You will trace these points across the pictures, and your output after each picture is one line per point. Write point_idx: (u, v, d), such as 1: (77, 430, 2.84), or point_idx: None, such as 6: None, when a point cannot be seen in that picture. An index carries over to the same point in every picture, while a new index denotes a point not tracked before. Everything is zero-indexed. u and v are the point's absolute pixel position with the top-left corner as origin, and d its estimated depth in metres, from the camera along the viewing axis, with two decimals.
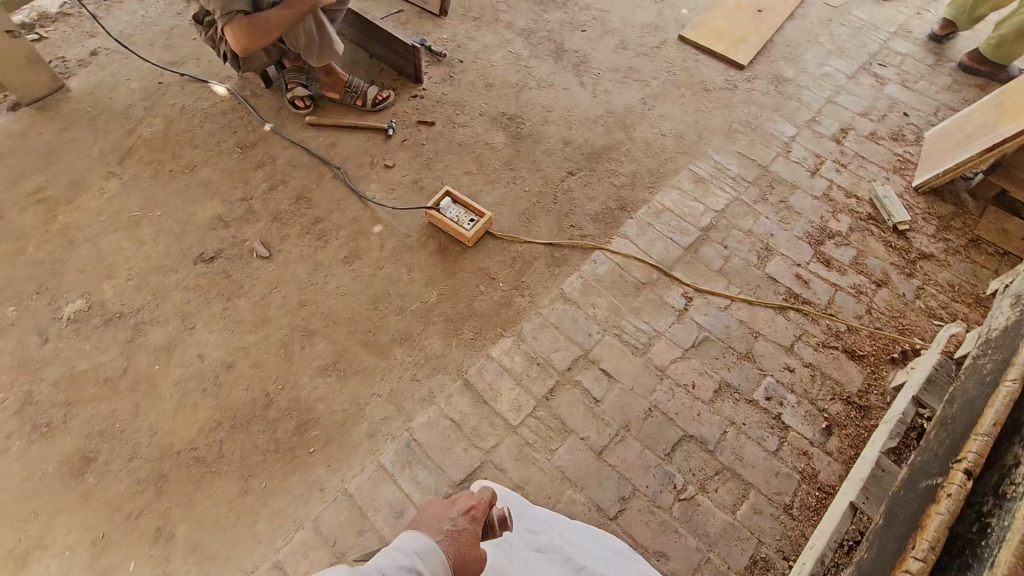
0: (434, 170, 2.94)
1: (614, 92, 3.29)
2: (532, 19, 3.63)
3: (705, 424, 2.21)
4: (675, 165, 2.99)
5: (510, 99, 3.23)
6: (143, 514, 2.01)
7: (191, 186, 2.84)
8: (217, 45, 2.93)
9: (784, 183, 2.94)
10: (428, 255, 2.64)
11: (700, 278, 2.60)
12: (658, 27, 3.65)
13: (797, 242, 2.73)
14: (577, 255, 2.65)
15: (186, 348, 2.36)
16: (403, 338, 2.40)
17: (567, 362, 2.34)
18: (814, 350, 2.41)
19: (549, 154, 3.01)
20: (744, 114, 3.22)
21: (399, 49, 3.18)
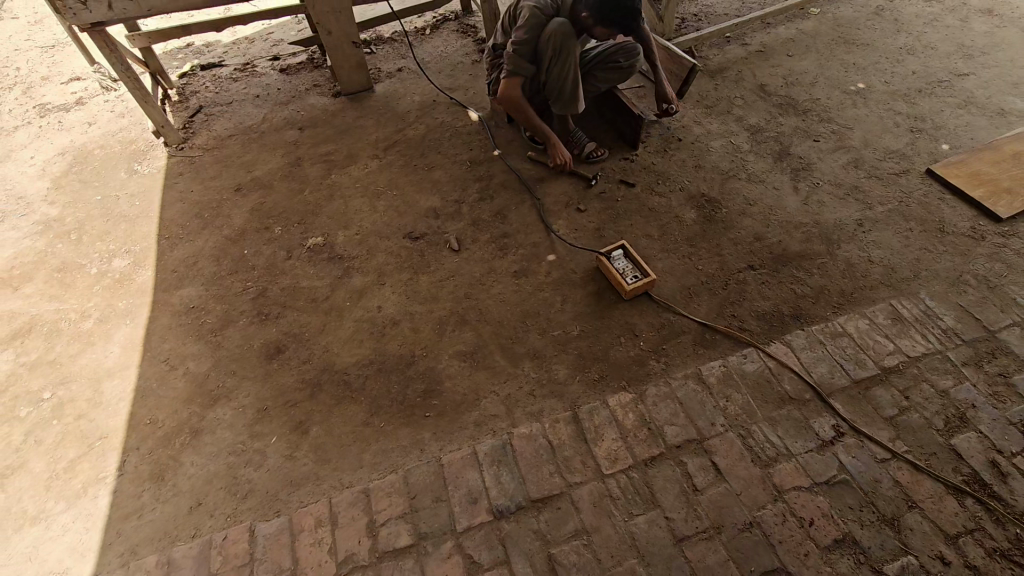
0: (618, 225, 3.15)
1: (828, 205, 3.16)
2: (765, 119, 3.69)
3: (810, 570, 1.95)
4: (872, 294, 2.74)
5: (714, 184, 3.32)
6: (294, 406, 2.49)
7: (425, 180, 3.49)
8: (494, 70, 3.56)
9: (1011, 356, 2.47)
10: (585, 294, 2.83)
11: (861, 416, 2.32)
12: (905, 155, 3.40)
13: (1006, 425, 2.27)
14: (727, 344, 2.59)
15: (373, 297, 2.89)
16: (536, 355, 2.60)
17: (678, 439, 2.28)
18: (987, 554, 1.96)
19: (736, 243, 3.00)
20: (984, 267, 2.80)
21: (628, 116, 3.51)
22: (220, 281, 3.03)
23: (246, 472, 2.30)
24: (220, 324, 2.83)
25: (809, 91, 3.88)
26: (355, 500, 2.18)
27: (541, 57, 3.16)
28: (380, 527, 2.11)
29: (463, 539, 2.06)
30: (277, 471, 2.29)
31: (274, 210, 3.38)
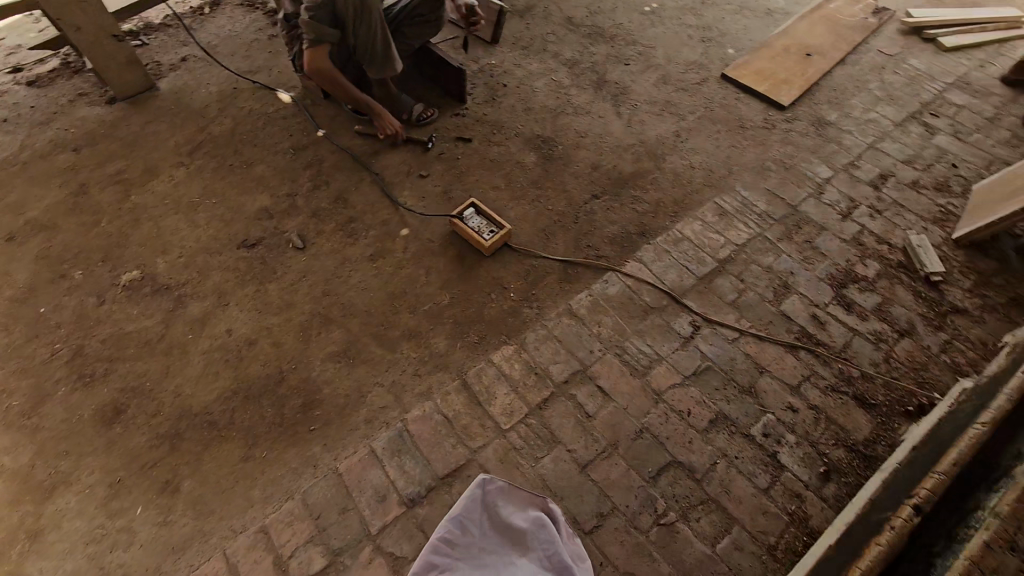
0: (464, 183, 3.10)
1: (649, 124, 3.37)
2: (579, 51, 3.80)
3: (696, 453, 2.19)
4: (700, 197, 3.01)
5: (546, 123, 3.38)
6: (156, 466, 2.20)
7: (246, 180, 3.13)
8: (292, 43, 3.21)
9: (812, 223, 2.89)
10: (447, 261, 2.78)
11: (711, 308, 2.59)
12: (702, 65, 3.71)
13: (817, 282, 2.67)
14: (589, 274, 2.72)
15: (219, 322, 2.59)
16: (412, 334, 2.53)
17: (564, 375, 2.39)
18: (822, 392, 2.34)
19: (577, 177, 3.11)
20: (779, 152, 3.20)
21: (448, 71, 3.41)
22: (18, 353, 2.51)
23: (117, 556, 2.01)
24: (33, 402, 2.37)
25: (611, 17, 4.04)
26: (254, 542, 2.02)
27: (342, 19, 2.92)
28: (291, 559, 1.98)
29: (380, 539, 2.01)
30: (155, 542, 2.03)
31: (67, 253, 2.84)
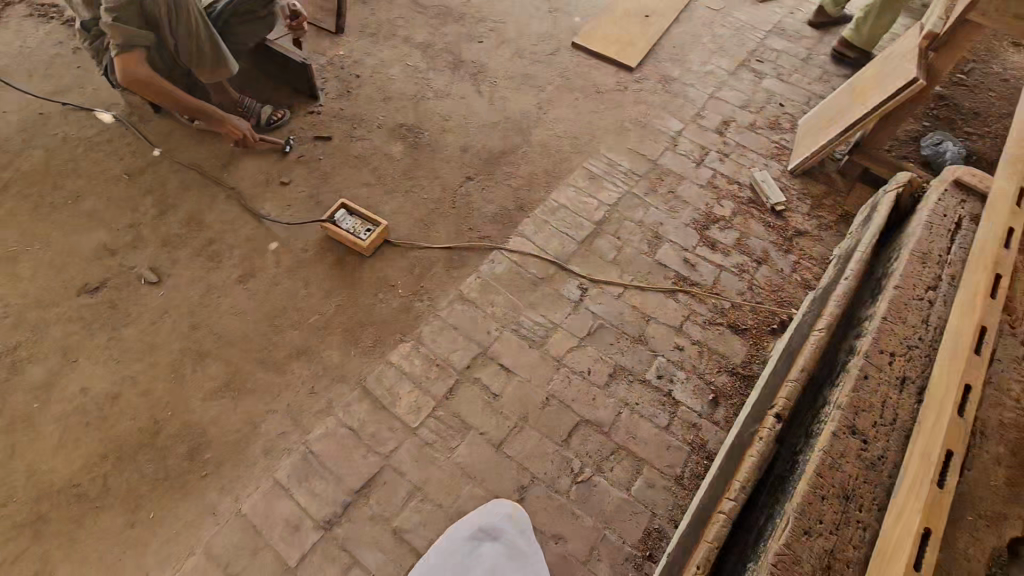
0: (331, 184, 2.95)
1: (511, 99, 3.40)
2: (430, 34, 3.71)
3: (601, 407, 2.30)
4: (569, 164, 3.11)
5: (408, 111, 3.28)
6: (21, 559, 1.91)
7: (75, 216, 2.75)
8: (100, 57, 2.83)
9: (672, 174, 3.09)
10: (326, 268, 2.64)
11: (595, 269, 2.70)
12: (552, 35, 3.78)
13: (684, 228, 2.88)
14: (475, 257, 2.72)
15: (69, 382, 2.27)
16: (301, 351, 2.39)
17: (466, 360, 2.39)
18: (701, 328, 2.54)
19: (447, 161, 3.07)
20: (635, 112, 3.38)
21: (293, 67, 3.19)
22: None
23: None
24: None
25: None
26: None
27: (155, 19, 2.62)
28: None
29: (301, 569, 1.91)
30: None
31: None
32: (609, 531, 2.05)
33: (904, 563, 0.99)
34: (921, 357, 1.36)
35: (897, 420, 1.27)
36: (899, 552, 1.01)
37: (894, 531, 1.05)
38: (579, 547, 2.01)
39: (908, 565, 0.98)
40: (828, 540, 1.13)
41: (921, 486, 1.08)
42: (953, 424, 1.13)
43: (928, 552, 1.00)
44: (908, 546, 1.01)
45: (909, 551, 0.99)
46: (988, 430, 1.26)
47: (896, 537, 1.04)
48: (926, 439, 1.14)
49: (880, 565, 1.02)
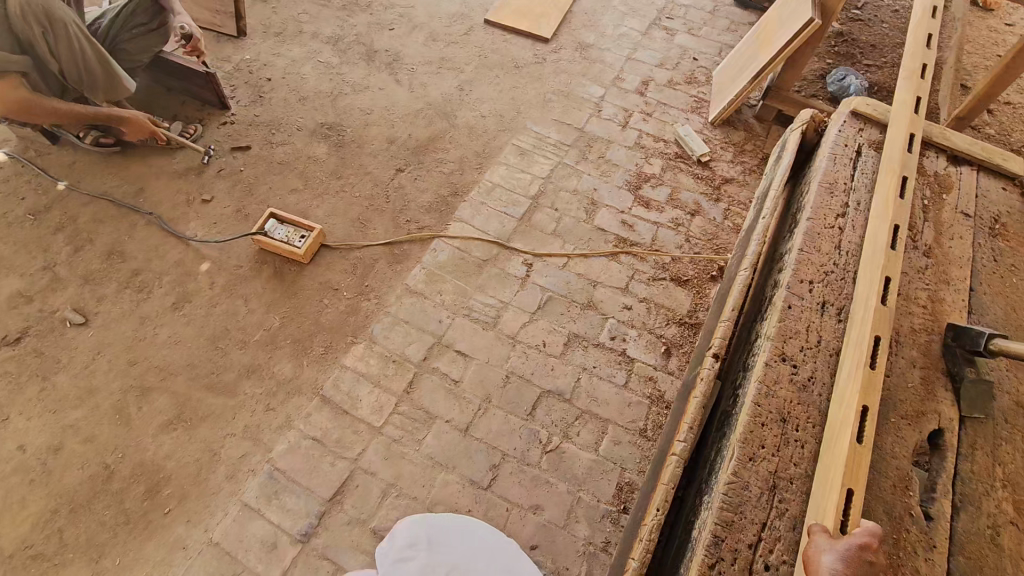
0: (257, 195, 2.84)
1: (431, 85, 3.34)
2: (338, 27, 3.58)
3: (560, 376, 2.36)
4: (498, 143, 3.10)
5: (327, 109, 3.18)
6: None
7: None
8: None
9: (600, 140, 3.13)
10: (265, 282, 2.56)
11: (537, 243, 2.73)
12: (464, 14, 3.72)
13: (618, 191, 2.94)
14: (416, 249, 2.69)
15: (3, 441, 2.14)
16: (251, 370, 2.33)
17: (422, 352, 2.39)
18: (646, 285, 2.62)
19: (375, 155, 3.01)
20: (556, 83, 3.39)
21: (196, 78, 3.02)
22: None
23: None
24: None
25: None
26: None
27: (27, 39, 2.43)
28: None
29: None
30: None
31: None
32: (583, 493, 2.12)
33: (849, 433, 1.13)
34: (837, 280, 1.42)
35: (822, 342, 1.32)
36: (842, 430, 1.15)
37: (836, 415, 1.19)
38: (556, 513, 2.07)
39: (851, 437, 1.13)
40: (771, 463, 1.17)
41: (856, 368, 1.23)
42: (878, 312, 1.29)
43: (866, 427, 1.15)
44: (850, 420, 1.16)
45: (851, 425, 1.14)
46: (902, 338, 1.34)
47: (839, 419, 1.18)
48: (858, 329, 1.29)
49: (829, 446, 1.15)
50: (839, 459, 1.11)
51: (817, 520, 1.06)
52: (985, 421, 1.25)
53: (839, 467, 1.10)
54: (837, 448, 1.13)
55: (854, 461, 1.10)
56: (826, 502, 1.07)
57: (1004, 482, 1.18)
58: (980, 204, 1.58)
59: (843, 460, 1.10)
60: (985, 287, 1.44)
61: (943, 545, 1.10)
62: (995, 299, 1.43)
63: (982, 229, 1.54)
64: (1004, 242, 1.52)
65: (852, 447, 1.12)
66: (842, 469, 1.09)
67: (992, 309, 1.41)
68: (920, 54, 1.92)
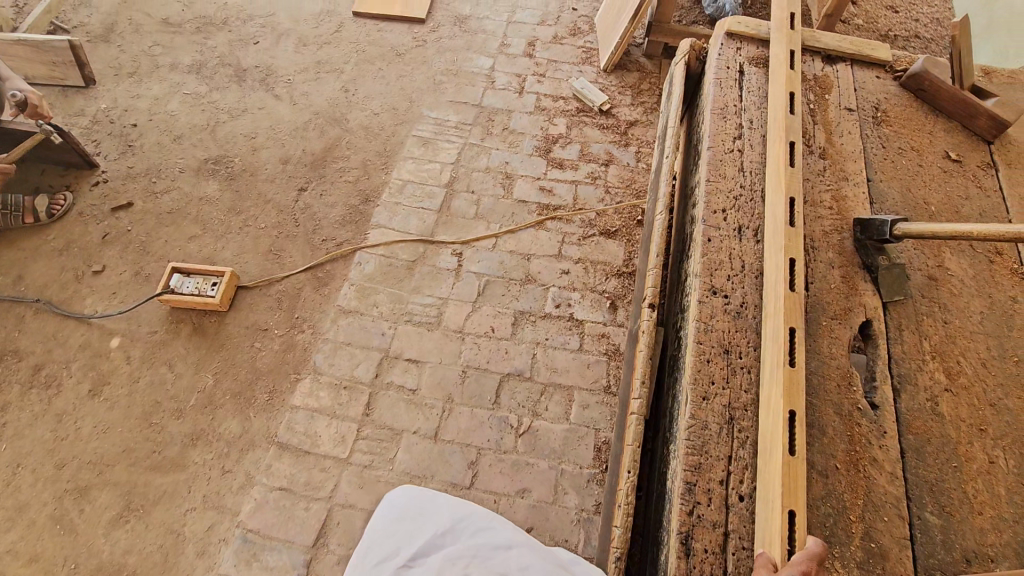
0: (153, 251, 2.61)
1: (312, 92, 3.12)
2: (196, 51, 3.27)
3: (516, 357, 2.34)
4: (399, 138, 2.96)
5: (207, 142, 2.94)
6: None
7: None
8: None
9: (500, 112, 3.06)
10: (187, 341, 2.38)
11: (461, 231, 2.66)
12: (330, 10, 3.46)
13: (530, 158, 2.89)
14: (340, 266, 2.57)
15: None
16: (195, 438, 2.18)
17: (371, 371, 2.30)
18: (579, 245, 2.61)
19: (272, 180, 2.81)
20: (442, 63, 3.25)
21: (54, 149, 2.72)
22: None
23: None
24: None
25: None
26: None
27: None
28: None
29: None
30: None
31: None
32: (565, 463, 2.13)
33: (781, 447, 1.04)
34: (747, 203, 1.42)
35: (746, 266, 1.32)
36: (775, 438, 1.06)
37: (765, 418, 1.10)
38: (544, 490, 2.08)
39: (784, 449, 1.04)
40: (724, 397, 1.17)
41: (776, 369, 1.12)
42: (788, 299, 1.18)
43: (797, 437, 1.06)
44: (779, 432, 1.06)
45: (781, 438, 1.04)
46: (816, 242, 1.37)
47: (768, 424, 1.09)
48: (772, 320, 1.18)
49: (764, 453, 1.07)
50: (776, 477, 1.03)
51: (764, 548, 0.99)
52: (905, 300, 1.30)
53: (778, 488, 1.01)
54: (772, 455, 1.06)
55: (791, 478, 1.02)
56: (769, 527, 1.01)
57: (933, 354, 1.24)
58: (860, 97, 1.63)
59: (780, 483, 1.01)
60: (880, 175, 1.50)
61: (892, 428, 1.15)
62: (890, 184, 1.48)
63: (866, 120, 1.59)
64: (887, 128, 1.57)
65: (786, 461, 1.03)
66: (779, 489, 1.01)
67: (890, 194, 1.47)
68: None
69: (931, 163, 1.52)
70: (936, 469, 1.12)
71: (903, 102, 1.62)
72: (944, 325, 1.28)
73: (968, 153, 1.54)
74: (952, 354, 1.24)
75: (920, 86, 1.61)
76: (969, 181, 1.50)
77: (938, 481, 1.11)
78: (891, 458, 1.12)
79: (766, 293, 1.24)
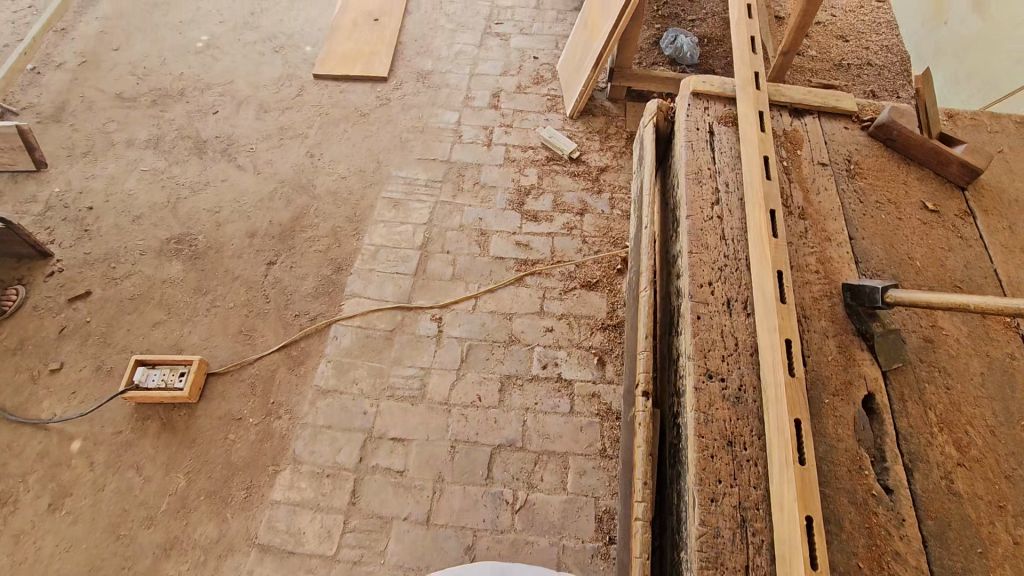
0: (115, 342, 2.47)
1: (276, 160, 3.04)
2: (153, 126, 3.17)
3: (506, 426, 2.24)
4: (368, 201, 2.89)
5: (168, 221, 2.82)
6: None
7: None
8: None
9: (470, 167, 3.02)
10: (155, 439, 2.23)
11: (439, 294, 2.58)
12: (290, 74, 3.42)
13: (503, 213, 2.84)
14: (315, 343, 2.46)
15: None
16: (169, 547, 2.03)
17: (355, 454, 2.18)
18: (561, 300, 2.55)
19: (239, 255, 2.71)
20: (408, 120, 3.22)
21: None
22: None
23: None
24: None
25: (165, 71, 3.41)
26: None
27: None
28: None
29: None
30: None
31: None
32: (566, 538, 2.02)
33: (801, 559, 0.97)
34: (734, 273, 1.37)
35: (740, 345, 1.26)
36: (793, 547, 0.99)
37: (780, 522, 1.03)
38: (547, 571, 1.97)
39: (804, 560, 0.97)
40: (733, 497, 1.10)
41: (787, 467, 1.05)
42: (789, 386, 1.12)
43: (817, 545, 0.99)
44: (798, 541, 0.99)
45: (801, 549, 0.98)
46: (808, 311, 1.33)
47: (784, 530, 1.02)
48: (776, 410, 1.12)
49: (785, 564, 1.00)
50: None
51: None
52: (905, 368, 1.26)
53: None
54: (793, 567, 0.98)
55: None
56: None
57: (941, 425, 1.20)
58: (831, 150, 1.62)
59: None
60: (861, 232, 1.47)
61: (910, 515, 1.09)
62: (873, 240, 1.46)
63: (840, 174, 1.57)
64: (862, 180, 1.56)
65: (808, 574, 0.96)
66: None
67: (874, 251, 1.44)
68: (744, 11, 1.88)
69: (910, 216, 1.50)
70: (961, 558, 1.06)
71: (874, 153, 1.62)
72: (947, 392, 1.23)
73: (944, 202, 1.53)
74: (959, 424, 1.20)
75: (889, 136, 1.61)
76: (950, 230, 1.48)
77: (966, 571, 1.05)
78: (914, 550, 1.06)
79: (764, 378, 1.18)
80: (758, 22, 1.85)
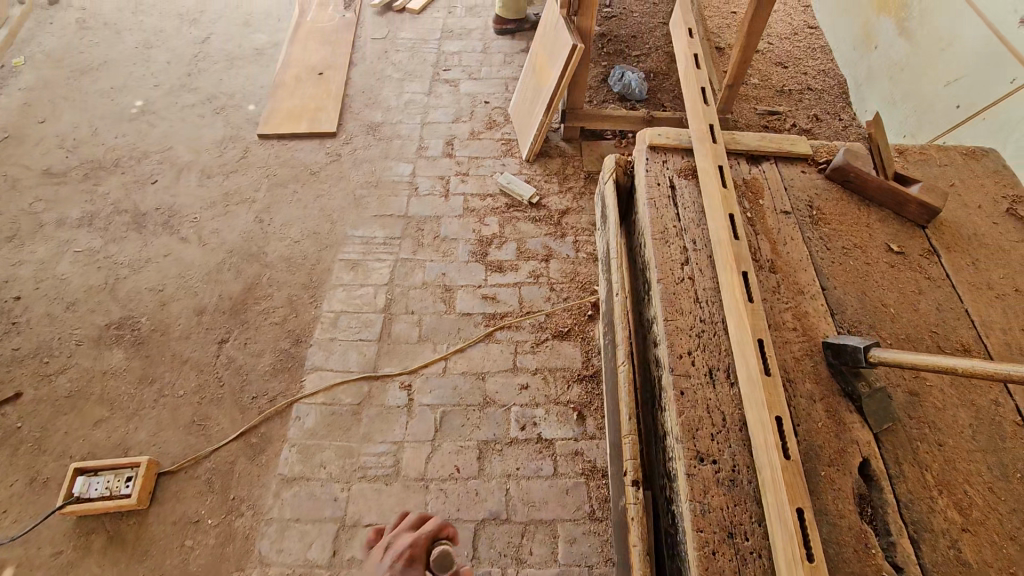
0: (51, 449, 2.24)
1: (223, 228, 2.89)
2: (86, 202, 2.98)
3: (489, 498, 2.11)
4: (325, 265, 2.77)
5: (107, 304, 2.62)
6: None
7: None
8: None
9: (428, 220, 2.94)
10: (101, 556, 2.01)
11: (406, 359, 2.46)
12: (232, 135, 3.28)
13: (467, 266, 2.76)
14: (276, 426, 2.29)
15: None
16: None
17: (328, 548, 2.01)
18: (534, 354, 2.47)
19: (187, 336, 2.53)
20: (361, 175, 3.12)
21: None
22: None
23: None
24: None
25: (96, 141, 3.22)
26: None
27: None
28: None
29: None
30: None
31: None
32: None
33: None
34: (712, 339, 1.32)
35: (728, 420, 1.20)
36: None
37: None
38: None
39: None
40: None
41: (793, 563, 0.98)
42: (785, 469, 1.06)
43: None
44: None
45: None
46: (791, 374, 1.28)
47: None
48: (774, 495, 1.05)
49: None
50: None
51: None
52: (895, 427, 1.22)
53: None
54: None
55: None
56: None
57: (939, 487, 1.15)
58: (792, 196, 1.61)
59: None
60: (833, 281, 1.44)
61: None
62: (845, 289, 1.43)
63: (804, 220, 1.56)
64: (826, 226, 1.54)
65: None
66: None
67: (848, 301, 1.41)
68: (691, 59, 1.88)
69: (877, 260, 1.49)
70: None
71: (834, 196, 1.61)
72: (940, 449, 1.19)
73: (907, 242, 1.52)
74: (957, 483, 1.15)
75: (846, 178, 1.61)
76: (917, 272, 1.47)
77: None
78: None
79: (758, 457, 1.11)
80: (706, 69, 1.85)
